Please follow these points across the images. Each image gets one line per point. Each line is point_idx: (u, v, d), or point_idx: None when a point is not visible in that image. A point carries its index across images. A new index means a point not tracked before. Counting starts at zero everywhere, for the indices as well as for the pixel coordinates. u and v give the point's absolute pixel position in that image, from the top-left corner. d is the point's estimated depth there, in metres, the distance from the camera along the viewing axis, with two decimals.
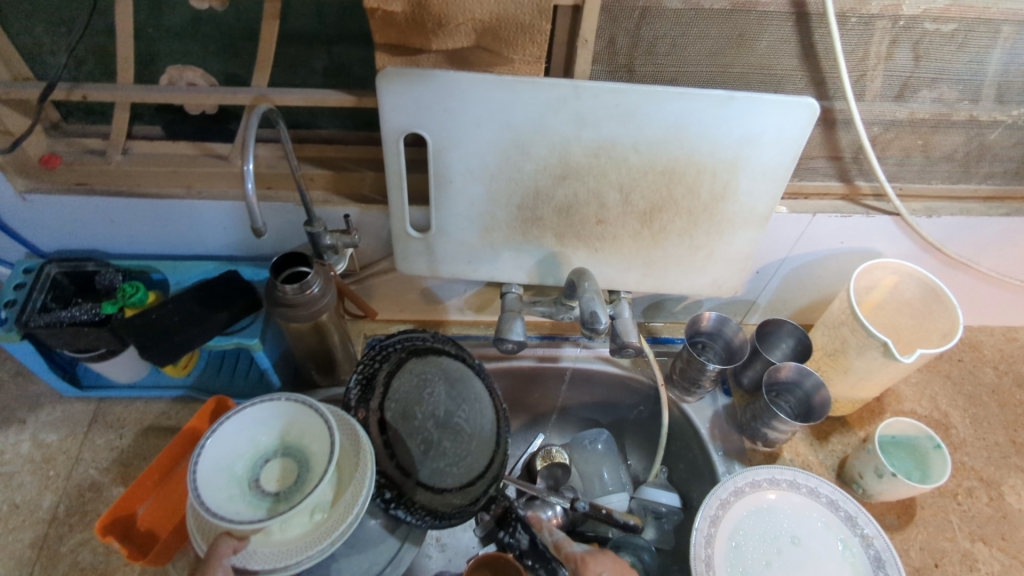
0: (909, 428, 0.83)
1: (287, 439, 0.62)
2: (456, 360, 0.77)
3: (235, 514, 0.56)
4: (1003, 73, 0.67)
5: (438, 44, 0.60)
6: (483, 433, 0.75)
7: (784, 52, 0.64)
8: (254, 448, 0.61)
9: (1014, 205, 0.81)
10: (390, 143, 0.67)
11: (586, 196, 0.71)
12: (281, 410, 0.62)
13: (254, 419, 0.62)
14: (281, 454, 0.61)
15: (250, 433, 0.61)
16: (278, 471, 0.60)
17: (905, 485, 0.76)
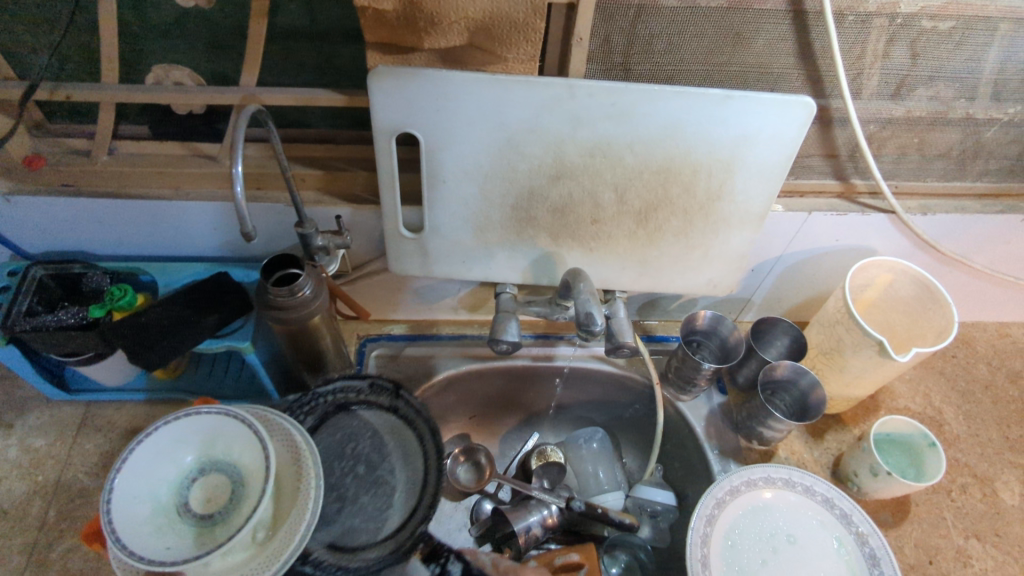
0: (906, 426, 0.83)
1: (212, 454, 0.63)
2: (385, 410, 0.77)
3: (165, 546, 0.57)
4: (1000, 71, 0.66)
5: (431, 43, 0.59)
6: (406, 483, 0.73)
7: (781, 50, 0.63)
8: (177, 470, 0.62)
9: (1008, 202, 0.81)
10: (382, 143, 0.66)
11: (580, 195, 0.71)
12: (200, 427, 0.62)
13: (169, 439, 0.62)
14: (207, 473, 0.62)
15: (170, 455, 0.62)
16: (207, 491, 0.61)
17: (901, 484, 0.76)
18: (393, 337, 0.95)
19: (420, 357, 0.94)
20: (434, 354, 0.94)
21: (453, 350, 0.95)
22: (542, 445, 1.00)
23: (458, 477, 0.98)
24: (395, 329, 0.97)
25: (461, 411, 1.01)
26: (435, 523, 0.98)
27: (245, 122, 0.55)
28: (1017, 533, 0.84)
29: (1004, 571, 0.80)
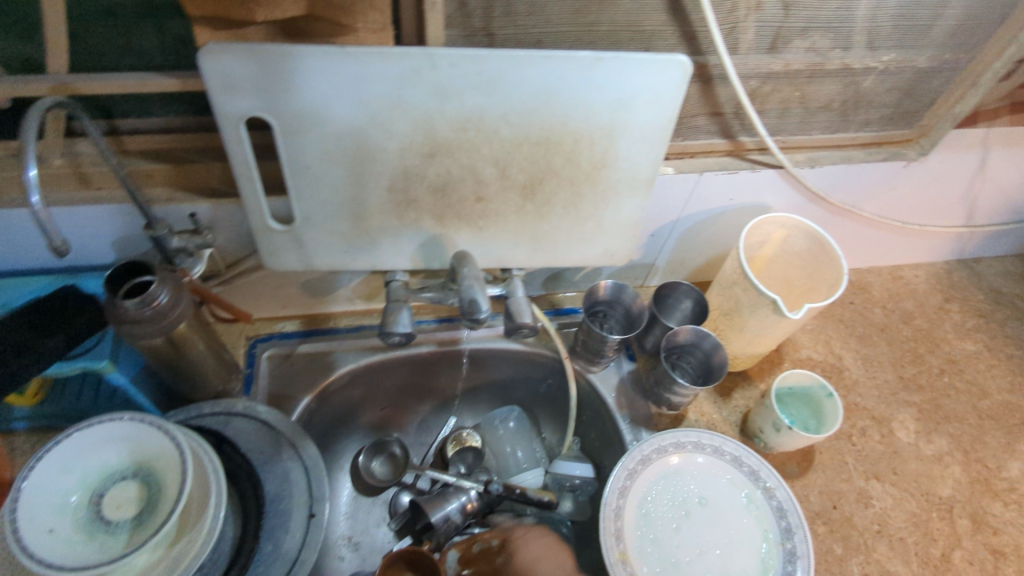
0: (805, 378, 0.84)
1: (147, 467, 0.63)
2: (267, 433, 0.76)
3: (50, 528, 0.58)
4: (873, 18, 0.65)
5: (263, 14, 0.52)
6: (282, 515, 0.71)
7: (650, 8, 0.59)
8: (118, 460, 0.64)
9: (890, 150, 0.82)
10: (230, 132, 0.59)
11: (460, 172, 0.66)
12: (149, 436, 0.63)
13: (123, 433, 0.63)
14: (138, 481, 0.63)
15: (118, 445, 0.63)
16: (127, 497, 0.62)
17: (803, 437, 0.78)
18: (285, 335, 0.89)
19: (316, 353, 0.88)
20: (332, 349, 0.89)
21: (353, 343, 0.90)
22: (457, 431, 0.97)
23: (373, 471, 0.94)
24: (288, 326, 0.91)
25: (371, 404, 0.96)
26: (352, 522, 0.94)
27: (38, 116, 0.47)
28: (912, 469, 0.88)
29: (902, 506, 0.84)
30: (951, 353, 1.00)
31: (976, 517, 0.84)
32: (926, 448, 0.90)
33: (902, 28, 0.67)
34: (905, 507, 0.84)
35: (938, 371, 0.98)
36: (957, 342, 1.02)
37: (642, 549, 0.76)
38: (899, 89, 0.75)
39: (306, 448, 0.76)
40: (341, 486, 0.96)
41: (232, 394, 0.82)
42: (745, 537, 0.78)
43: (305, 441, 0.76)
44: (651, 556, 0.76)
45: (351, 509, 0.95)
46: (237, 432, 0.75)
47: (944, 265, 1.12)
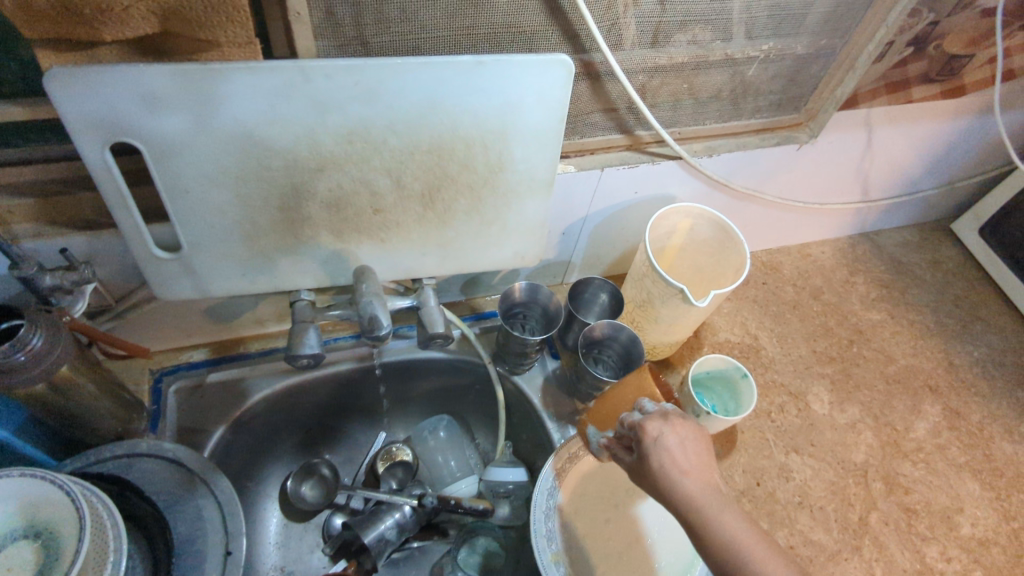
0: (719, 361, 0.86)
1: (49, 528, 0.58)
2: (177, 471, 0.72)
3: None
4: (749, 9, 0.66)
5: (111, 33, 0.48)
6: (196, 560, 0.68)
7: (528, 8, 0.59)
8: (24, 514, 0.59)
9: (782, 134, 0.85)
10: (94, 159, 0.55)
11: (353, 186, 0.64)
12: (57, 496, 0.58)
13: (32, 488, 0.58)
14: (39, 542, 0.57)
15: (27, 499, 0.58)
16: (21, 561, 0.56)
17: (721, 421, 0.79)
18: (193, 365, 0.85)
19: (227, 381, 0.84)
20: (244, 376, 0.85)
21: (266, 367, 0.86)
22: (386, 446, 0.95)
23: (302, 496, 0.90)
24: (196, 355, 0.87)
25: (295, 427, 0.93)
26: (283, 551, 0.90)
27: None
28: (828, 438, 0.91)
29: (821, 476, 0.87)
30: (858, 324, 1.05)
31: (888, 479, 0.88)
32: (840, 417, 0.94)
33: (777, 18, 0.69)
34: (823, 477, 0.87)
35: (847, 342, 1.02)
36: (863, 313, 1.07)
37: (576, 548, 0.76)
38: (783, 75, 0.77)
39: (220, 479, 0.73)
40: (269, 516, 0.91)
41: (138, 434, 0.77)
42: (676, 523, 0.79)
43: (218, 475, 0.73)
44: (583, 553, 0.76)
45: (282, 538, 0.90)
46: (141, 473, 0.71)
47: (848, 239, 1.17)
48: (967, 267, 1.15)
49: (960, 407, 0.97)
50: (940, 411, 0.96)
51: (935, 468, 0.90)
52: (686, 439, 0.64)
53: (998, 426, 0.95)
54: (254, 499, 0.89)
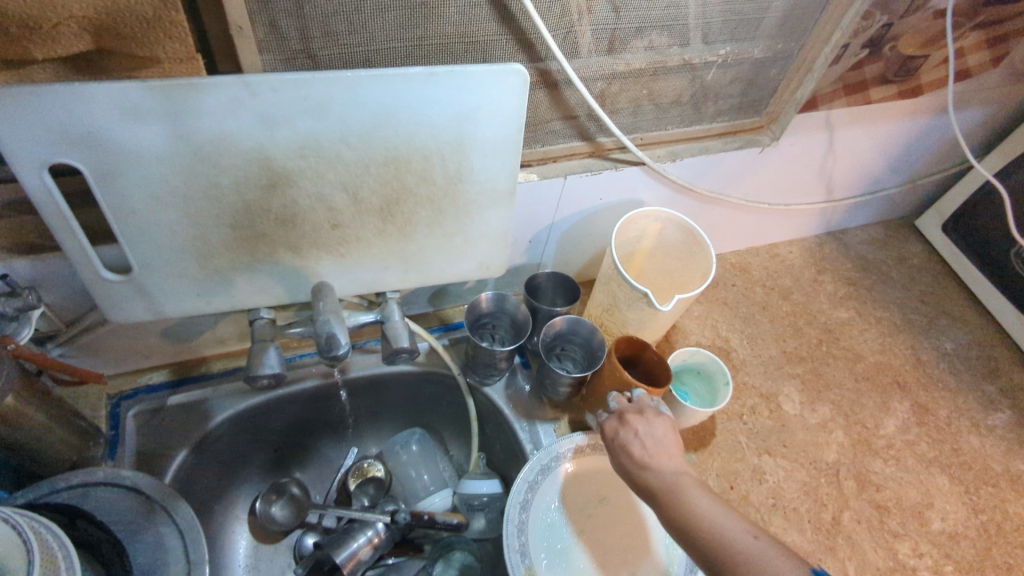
0: (708, 363, 0.86)
1: None
2: (134, 499, 0.70)
3: None
4: (704, 15, 0.66)
5: (42, 51, 0.47)
6: None
7: (480, 17, 0.58)
8: None
9: (745, 137, 0.85)
10: (30, 180, 0.53)
11: (308, 202, 0.63)
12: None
13: None
14: None
15: None
16: None
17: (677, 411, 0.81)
18: (153, 388, 0.83)
19: (189, 403, 0.82)
20: (206, 398, 0.83)
21: (228, 388, 0.84)
22: (358, 462, 0.94)
23: (272, 517, 0.88)
24: (155, 377, 0.84)
25: (262, 447, 0.90)
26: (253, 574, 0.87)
27: None
28: (800, 439, 0.91)
29: (793, 477, 0.87)
30: (827, 322, 1.06)
31: (860, 477, 0.88)
32: (811, 417, 0.94)
33: (732, 22, 0.68)
34: (796, 478, 0.87)
35: (816, 342, 1.03)
36: (831, 311, 1.07)
37: (550, 561, 0.75)
38: (741, 79, 0.77)
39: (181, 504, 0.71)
40: (237, 538, 0.88)
41: (94, 461, 0.75)
42: (651, 533, 0.78)
43: (179, 502, 0.70)
44: (558, 567, 0.75)
45: (251, 562, 0.88)
46: (99, 502, 0.68)
47: (815, 239, 1.18)
48: (932, 263, 1.17)
49: (928, 402, 0.98)
50: (909, 407, 0.97)
51: (905, 464, 0.91)
52: (647, 427, 0.67)
53: (965, 421, 0.96)
54: (221, 521, 0.86)
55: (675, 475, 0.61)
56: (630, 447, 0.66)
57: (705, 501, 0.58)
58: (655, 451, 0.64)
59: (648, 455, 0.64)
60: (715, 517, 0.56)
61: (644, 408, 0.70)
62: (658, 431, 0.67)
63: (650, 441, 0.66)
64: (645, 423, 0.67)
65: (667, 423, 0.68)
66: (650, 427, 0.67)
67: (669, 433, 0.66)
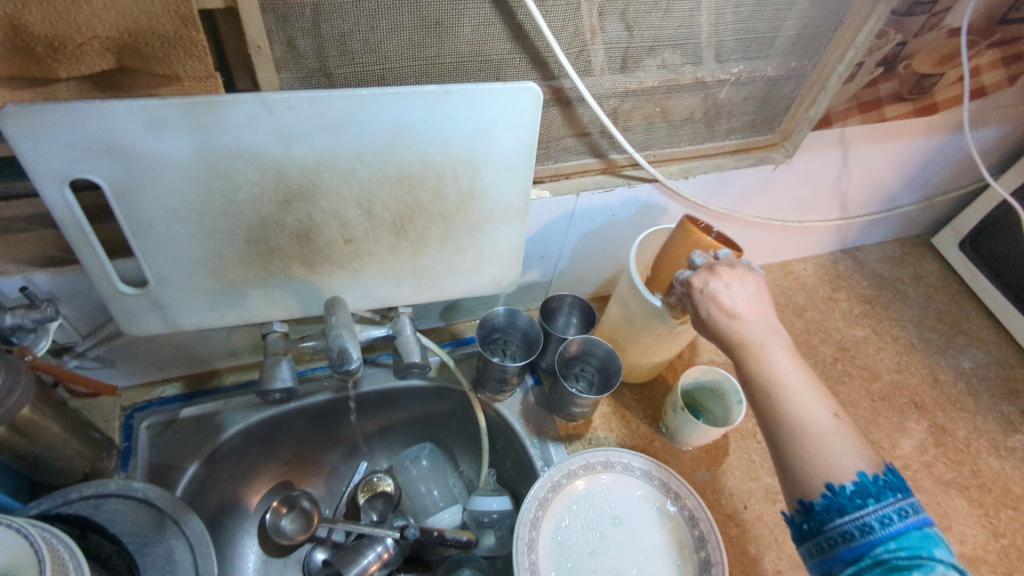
0: (721, 382, 0.85)
1: None
2: (147, 510, 0.70)
3: None
4: (716, 33, 0.66)
5: (66, 71, 0.48)
6: None
7: (493, 36, 0.59)
8: None
9: (758, 155, 0.85)
10: (51, 195, 0.54)
11: (322, 217, 0.63)
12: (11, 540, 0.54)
13: None
14: None
15: None
16: None
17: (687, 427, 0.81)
18: (166, 401, 0.84)
19: (201, 416, 0.82)
20: (218, 410, 0.83)
21: (239, 401, 0.85)
22: (368, 476, 0.94)
23: (281, 530, 0.89)
24: (168, 390, 0.85)
25: (272, 460, 0.90)
26: None
27: None
28: None
29: None
30: (842, 341, 1.05)
31: None
32: None
33: (745, 41, 0.69)
34: None
35: (831, 360, 1.02)
36: (847, 329, 1.06)
37: None
38: (754, 97, 0.77)
39: (192, 517, 0.70)
40: (246, 551, 0.88)
41: (107, 472, 0.75)
42: (662, 553, 0.77)
43: (189, 515, 0.70)
44: None
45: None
46: (109, 515, 0.68)
47: (830, 256, 1.17)
48: (949, 281, 1.15)
49: (946, 423, 0.96)
50: (926, 427, 0.95)
51: (923, 487, 0.89)
52: (738, 281, 0.60)
53: (984, 442, 0.94)
54: (231, 533, 0.86)
55: (767, 334, 0.56)
56: (722, 301, 0.59)
57: (791, 374, 0.54)
58: (742, 310, 0.58)
59: (738, 304, 0.58)
60: (794, 390, 0.53)
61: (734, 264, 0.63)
62: (750, 292, 0.59)
63: (744, 301, 0.58)
64: (734, 277, 0.60)
65: (758, 278, 0.61)
66: (737, 277, 0.60)
67: (761, 290, 0.60)
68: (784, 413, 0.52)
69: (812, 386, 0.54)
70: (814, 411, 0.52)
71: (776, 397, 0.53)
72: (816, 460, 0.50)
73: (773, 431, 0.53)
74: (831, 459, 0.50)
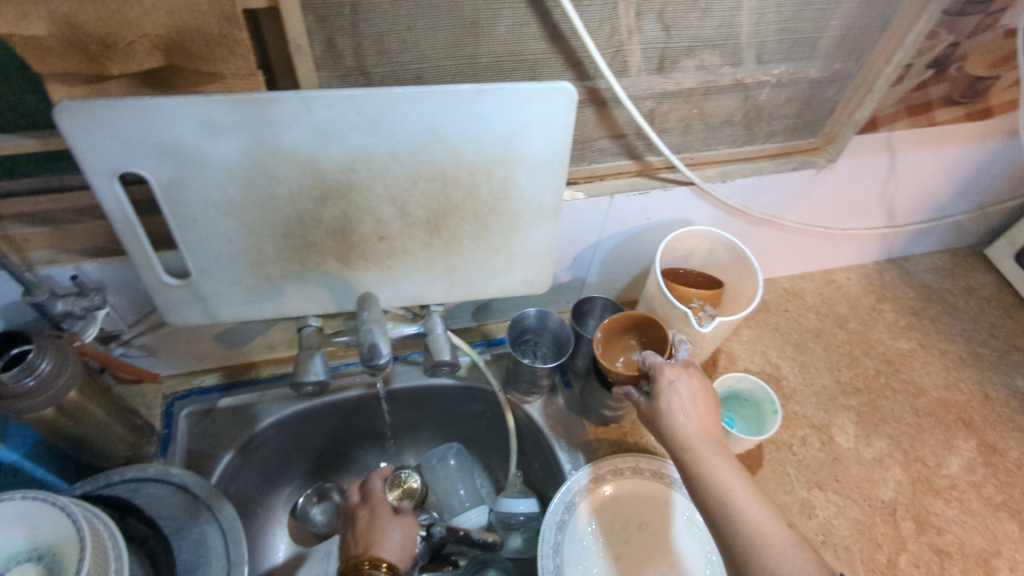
0: (757, 390, 0.84)
1: (52, 551, 0.58)
2: (183, 495, 0.72)
3: None
4: (757, 34, 0.65)
5: (118, 68, 0.49)
6: None
7: (528, 36, 0.59)
8: (30, 534, 0.59)
9: (800, 158, 0.83)
10: (103, 189, 0.56)
11: (357, 214, 0.64)
12: (56, 521, 0.57)
13: (30, 510, 0.58)
14: (44, 562, 0.58)
15: (30, 522, 0.58)
16: None
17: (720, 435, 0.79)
18: (205, 391, 0.86)
19: (238, 406, 0.85)
20: (254, 401, 0.85)
21: (275, 393, 0.87)
22: (395, 472, 0.94)
23: (311, 519, 0.90)
24: (208, 380, 0.88)
25: (305, 453, 0.92)
26: None
27: None
28: (854, 474, 0.87)
29: (846, 514, 0.83)
30: (886, 353, 1.01)
31: (919, 519, 0.83)
32: (867, 451, 0.89)
33: (786, 41, 0.67)
34: (849, 515, 0.83)
35: (874, 372, 0.98)
36: (891, 341, 1.03)
37: None
38: (796, 100, 0.75)
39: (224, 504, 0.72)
40: (278, 541, 0.89)
41: (147, 458, 0.78)
42: (688, 561, 0.76)
43: (223, 501, 0.72)
44: None
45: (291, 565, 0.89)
46: (149, 497, 0.71)
47: (875, 265, 1.13)
48: (1003, 294, 1.10)
49: (997, 442, 0.91)
50: (975, 446, 0.91)
51: (970, 508, 0.85)
52: (698, 408, 0.63)
53: None
54: (263, 523, 0.89)
55: (736, 483, 0.57)
56: (667, 393, 0.64)
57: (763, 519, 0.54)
58: (687, 425, 0.62)
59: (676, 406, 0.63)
60: (776, 544, 0.52)
61: (697, 313, 0.79)
62: (687, 404, 0.63)
63: (679, 403, 0.63)
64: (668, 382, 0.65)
65: (690, 394, 0.64)
66: (691, 405, 0.63)
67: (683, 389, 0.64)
68: (695, 481, 0.59)
69: (749, 486, 0.57)
70: (764, 524, 0.54)
71: (750, 538, 0.53)
72: (756, 539, 0.53)
73: (729, 548, 0.54)
74: (772, 558, 0.52)
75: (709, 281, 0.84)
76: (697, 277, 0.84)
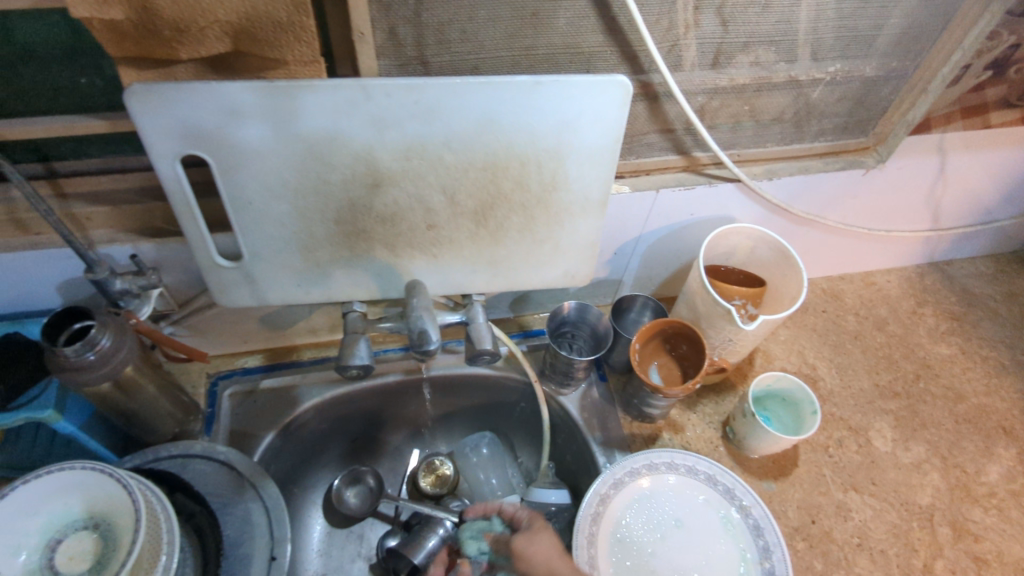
0: (796, 390, 0.83)
1: (109, 520, 0.60)
2: (229, 471, 0.74)
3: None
4: (815, 31, 0.64)
5: (188, 53, 0.51)
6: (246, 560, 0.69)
7: (586, 29, 0.59)
8: (87, 503, 0.61)
9: (848, 158, 0.82)
10: (165, 171, 0.57)
11: (407, 202, 0.65)
12: (113, 490, 0.59)
13: (88, 480, 0.60)
14: (100, 531, 0.60)
15: (87, 491, 0.60)
16: (82, 550, 0.59)
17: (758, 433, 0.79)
18: (248, 371, 0.88)
19: (280, 388, 0.87)
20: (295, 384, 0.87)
21: (317, 376, 0.89)
22: (429, 459, 0.97)
23: (347, 502, 0.92)
24: (250, 361, 0.90)
25: (341, 437, 0.94)
26: (325, 558, 0.90)
27: None
28: (891, 478, 0.86)
29: (882, 518, 0.82)
30: (926, 357, 1.00)
31: (956, 525, 0.82)
32: (904, 456, 0.88)
33: (844, 39, 0.66)
34: (885, 519, 0.82)
35: (913, 377, 0.97)
36: (931, 346, 1.01)
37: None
38: (849, 99, 0.75)
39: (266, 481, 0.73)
40: (313, 522, 0.91)
41: (192, 435, 0.80)
42: (722, 558, 0.75)
43: (266, 480, 0.74)
44: None
45: (325, 547, 0.90)
46: (195, 473, 0.73)
47: (916, 269, 1.11)
48: None
49: None
50: (1016, 455, 0.89)
51: (1009, 517, 0.84)
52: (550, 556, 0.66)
53: None
54: (299, 503, 0.90)
55: None
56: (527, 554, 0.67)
57: None
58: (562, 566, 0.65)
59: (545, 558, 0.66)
60: None
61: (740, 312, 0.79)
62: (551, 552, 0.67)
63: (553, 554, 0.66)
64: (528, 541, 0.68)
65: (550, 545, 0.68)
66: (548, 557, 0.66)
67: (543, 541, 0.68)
68: None
69: None
70: None
71: None
72: None
73: None
74: None
75: (751, 279, 0.84)
76: (738, 275, 0.84)
